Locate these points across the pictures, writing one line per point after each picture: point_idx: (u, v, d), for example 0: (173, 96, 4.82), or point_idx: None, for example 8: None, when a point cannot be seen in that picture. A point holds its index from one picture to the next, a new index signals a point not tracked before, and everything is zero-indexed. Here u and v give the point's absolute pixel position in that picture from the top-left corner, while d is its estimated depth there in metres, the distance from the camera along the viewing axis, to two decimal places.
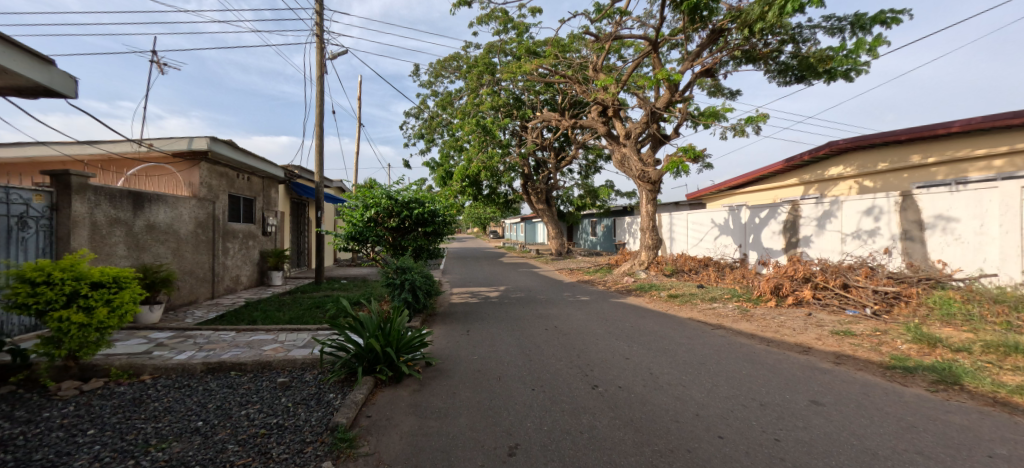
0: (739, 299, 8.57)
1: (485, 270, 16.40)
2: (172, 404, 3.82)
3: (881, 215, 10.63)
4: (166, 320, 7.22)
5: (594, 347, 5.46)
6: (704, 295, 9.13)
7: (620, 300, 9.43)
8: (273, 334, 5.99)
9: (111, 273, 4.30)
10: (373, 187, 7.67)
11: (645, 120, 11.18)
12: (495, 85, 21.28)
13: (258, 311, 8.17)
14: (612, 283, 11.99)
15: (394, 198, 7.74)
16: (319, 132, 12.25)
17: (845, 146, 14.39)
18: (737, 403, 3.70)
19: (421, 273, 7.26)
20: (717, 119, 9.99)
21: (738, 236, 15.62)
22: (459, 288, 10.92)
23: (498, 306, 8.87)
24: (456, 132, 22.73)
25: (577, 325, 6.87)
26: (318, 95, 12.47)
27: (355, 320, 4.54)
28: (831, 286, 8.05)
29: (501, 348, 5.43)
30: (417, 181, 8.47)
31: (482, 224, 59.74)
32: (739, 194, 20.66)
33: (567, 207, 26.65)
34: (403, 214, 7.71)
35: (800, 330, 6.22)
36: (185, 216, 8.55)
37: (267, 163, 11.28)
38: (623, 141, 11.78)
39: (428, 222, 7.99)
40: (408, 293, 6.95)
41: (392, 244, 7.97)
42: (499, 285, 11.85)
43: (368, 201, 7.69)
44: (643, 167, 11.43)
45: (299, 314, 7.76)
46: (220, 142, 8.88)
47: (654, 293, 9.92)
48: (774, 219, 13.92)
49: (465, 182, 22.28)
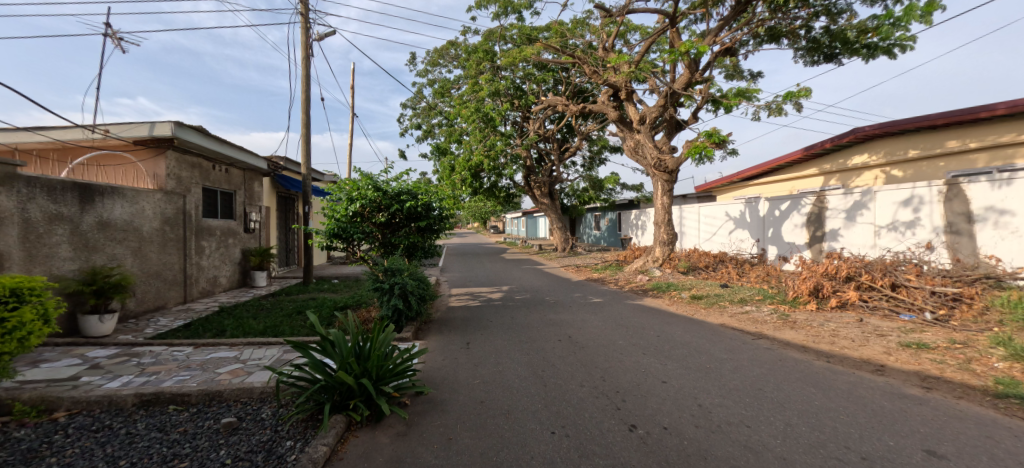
0: (773, 301, 7.61)
1: (486, 268, 15.43)
2: (71, 461, 2.87)
3: (921, 206, 9.66)
4: (120, 332, 6.30)
5: (620, 366, 4.51)
6: (732, 296, 8.17)
7: (637, 303, 8.46)
8: (236, 350, 5.04)
9: (8, 283, 3.39)
10: (359, 177, 6.67)
11: (662, 103, 10.16)
12: (495, 72, 20.31)
13: (231, 318, 7.22)
14: (624, 282, 11.04)
15: (381, 187, 6.75)
16: (307, 122, 11.30)
17: (872, 132, 13.41)
18: (827, 456, 2.76)
19: (413, 276, 6.29)
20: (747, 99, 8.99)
21: (756, 230, 14.66)
22: (458, 289, 9.96)
23: (501, 311, 7.90)
24: (454, 122, 21.70)
25: (594, 336, 5.91)
26: (305, 79, 11.49)
27: (324, 340, 3.61)
28: (880, 286, 7.09)
29: (509, 369, 4.46)
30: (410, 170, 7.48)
31: (483, 219, 58.58)
32: (751, 186, 19.69)
33: (570, 200, 25.65)
34: (392, 208, 6.73)
35: (860, 342, 5.27)
36: (148, 211, 7.59)
37: (247, 153, 10.28)
38: (637, 128, 10.73)
39: (422, 218, 6.99)
40: (399, 299, 5.92)
41: (382, 243, 7.00)
42: (501, 285, 10.88)
43: (353, 193, 6.67)
44: (658, 155, 10.39)
45: (275, 323, 6.81)
46: (190, 129, 7.90)
47: (673, 294, 8.96)
48: (796, 212, 12.98)
49: (465, 175, 21.26)
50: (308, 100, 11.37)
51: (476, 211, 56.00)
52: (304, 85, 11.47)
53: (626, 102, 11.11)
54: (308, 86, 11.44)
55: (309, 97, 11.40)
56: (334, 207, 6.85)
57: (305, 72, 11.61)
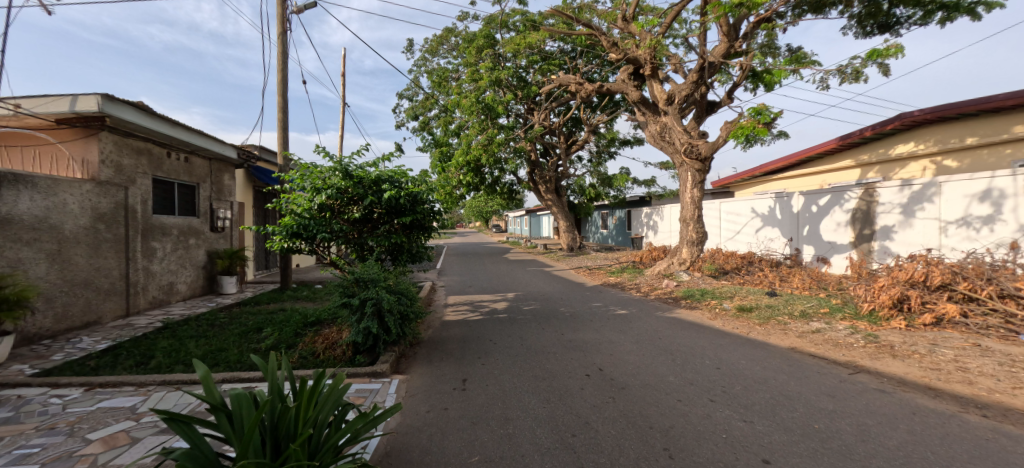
0: (845, 316, 6.14)
1: (488, 271, 13.94)
2: None
3: (1003, 200, 8.30)
4: (18, 359, 4.92)
5: (686, 428, 3.07)
6: (789, 308, 6.69)
7: (671, 316, 6.98)
8: (141, 396, 3.65)
9: None
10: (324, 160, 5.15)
11: (694, 78, 8.65)
12: (497, 59, 19.01)
13: (171, 338, 5.81)
14: (647, 288, 9.57)
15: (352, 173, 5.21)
16: (282, 105, 9.86)
17: (921, 118, 11.94)
18: None
19: (394, 288, 4.80)
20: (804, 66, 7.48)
21: (788, 228, 13.16)
22: (455, 298, 8.51)
23: (506, 326, 6.47)
24: (452, 113, 20.16)
25: (632, 366, 4.47)
26: (282, 56, 10.07)
27: (223, 412, 2.19)
28: (985, 297, 5.62)
29: (523, 435, 3.00)
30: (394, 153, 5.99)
31: (484, 218, 56.85)
32: (775, 181, 18.17)
33: (577, 198, 24.15)
34: (368, 199, 5.23)
35: (1009, 382, 3.81)
36: (70, 206, 6.19)
37: (212, 139, 8.85)
38: (663, 109, 9.22)
39: (407, 213, 5.48)
40: (372, 320, 4.43)
41: (356, 244, 5.51)
42: (505, 292, 9.40)
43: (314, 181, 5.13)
44: (689, 139, 8.89)
45: (222, 347, 5.39)
46: (125, 105, 6.50)
47: (712, 303, 7.49)
48: (838, 207, 11.50)
49: (465, 169, 19.75)
50: (284, 81, 9.92)
51: (478, 209, 54.43)
52: (280, 64, 10.04)
53: (650, 79, 9.50)
54: (284, 64, 10.01)
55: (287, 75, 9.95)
56: (294, 198, 5.36)
57: (281, 49, 10.17)
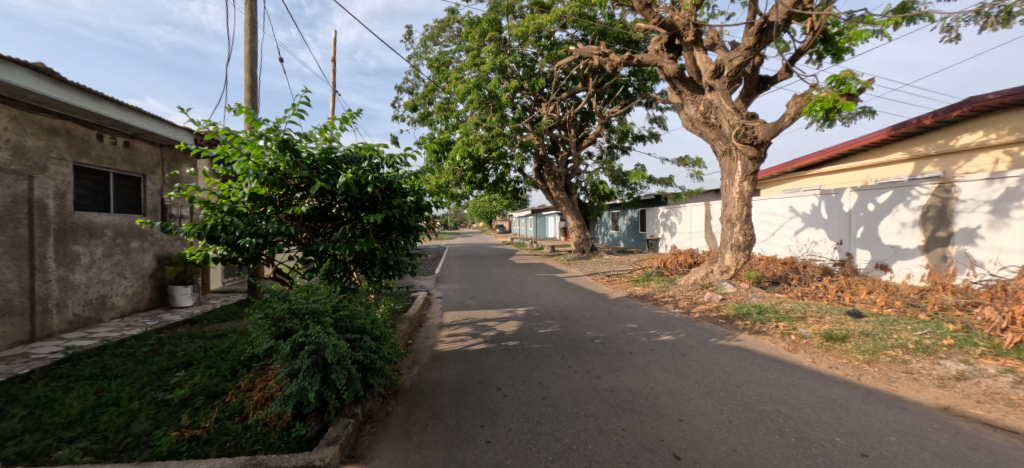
0: (984, 352, 4.47)
1: (493, 278, 12.30)
2: None
3: None
4: None
5: None
6: (894, 337, 5.03)
7: (733, 345, 5.35)
8: None
9: None
10: (248, 129, 3.41)
11: (751, 43, 6.98)
12: (503, 45, 17.42)
13: (58, 382, 4.22)
14: (685, 301, 7.92)
15: (295, 149, 3.50)
16: (250, 82, 8.24)
17: (995, 102, 10.23)
18: None
19: (354, 319, 3.18)
20: (910, 21, 5.64)
21: (837, 229, 11.47)
22: (452, 316, 6.87)
23: (518, 359, 4.85)
24: (453, 103, 18.49)
25: (720, 446, 2.85)
26: (250, 24, 8.49)
27: None
28: None
29: None
30: (354, 118, 4.29)
31: (488, 218, 55.15)
32: (808, 177, 16.42)
33: (587, 197, 22.47)
34: (320, 187, 3.59)
35: None
36: None
37: (166, 124, 7.22)
38: (708, 84, 7.55)
39: (378, 207, 3.83)
40: (314, 376, 2.80)
41: (308, 252, 3.89)
42: (514, 306, 7.77)
43: (233, 162, 3.38)
44: (741, 119, 7.24)
45: (119, 397, 3.80)
46: (15, 65, 4.93)
47: (780, 326, 5.86)
48: (902, 205, 9.86)
49: (466, 164, 18.09)
50: (253, 53, 8.34)
51: (482, 210, 52.93)
52: (248, 34, 8.45)
53: (691, 48, 7.82)
54: (252, 33, 8.42)
55: (256, 47, 8.36)
56: (213, 186, 3.69)
57: (251, 17, 8.57)
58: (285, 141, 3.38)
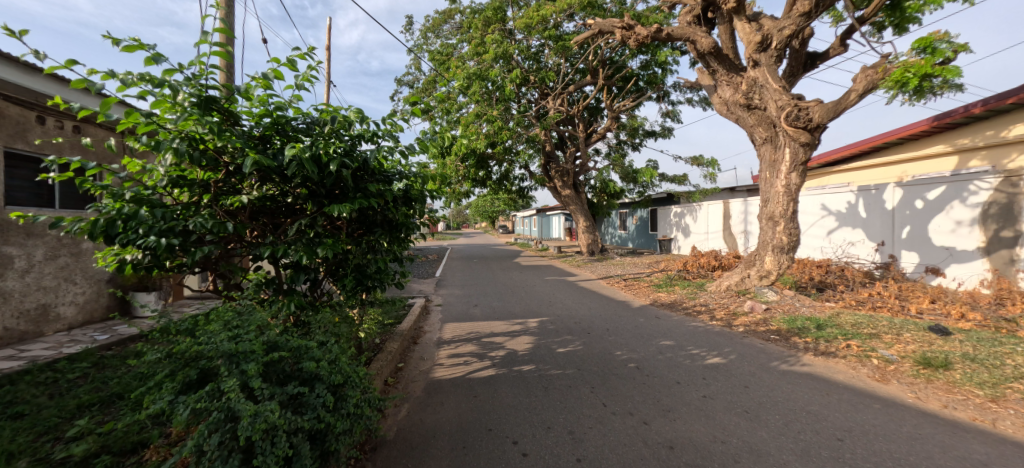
0: None
1: (498, 282, 11.27)
2: None
3: None
4: None
5: None
6: (1011, 364, 4.01)
7: (801, 370, 4.33)
8: None
9: None
10: (147, 80, 2.21)
11: (805, 8, 5.97)
12: (508, 35, 16.43)
13: None
14: (723, 310, 6.87)
15: (227, 111, 2.44)
16: None
17: None
18: None
19: (306, 359, 2.13)
20: None
21: (878, 228, 10.40)
22: (453, 330, 5.84)
23: (538, 391, 3.82)
24: (455, 96, 17.47)
25: None
26: None
27: None
28: None
29: None
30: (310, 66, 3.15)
31: (490, 218, 54.03)
32: (836, 173, 15.25)
33: (595, 196, 21.42)
34: (268, 167, 2.53)
35: None
36: None
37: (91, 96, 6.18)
38: (752, 58, 6.51)
39: (350, 196, 2.79)
40: (232, 457, 1.75)
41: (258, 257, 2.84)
42: (524, 317, 6.74)
43: (129, 128, 2.28)
44: (791, 98, 6.22)
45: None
46: None
47: (851, 346, 4.83)
48: (959, 202, 8.79)
49: (468, 160, 17.04)
50: None
51: (485, 209, 51.93)
52: None
53: (729, 18, 6.80)
54: None
55: None
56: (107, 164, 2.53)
57: None
58: (211, 97, 2.32)
